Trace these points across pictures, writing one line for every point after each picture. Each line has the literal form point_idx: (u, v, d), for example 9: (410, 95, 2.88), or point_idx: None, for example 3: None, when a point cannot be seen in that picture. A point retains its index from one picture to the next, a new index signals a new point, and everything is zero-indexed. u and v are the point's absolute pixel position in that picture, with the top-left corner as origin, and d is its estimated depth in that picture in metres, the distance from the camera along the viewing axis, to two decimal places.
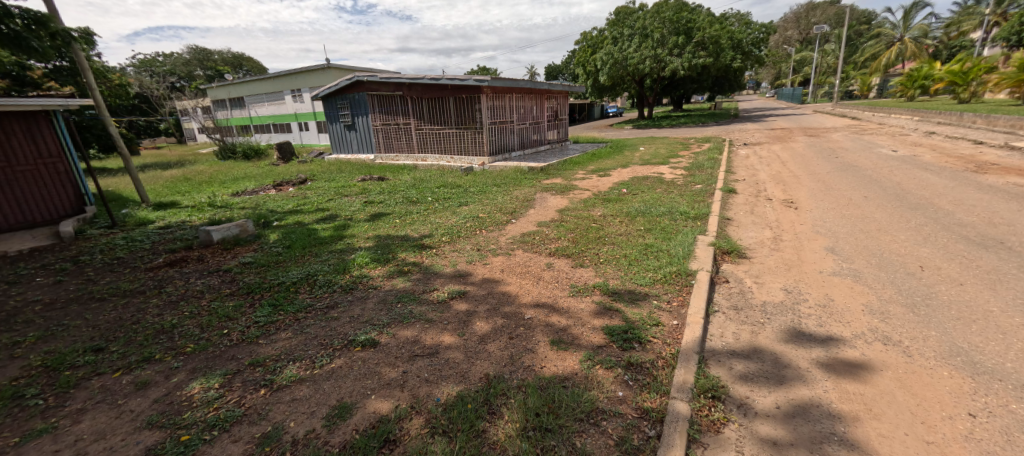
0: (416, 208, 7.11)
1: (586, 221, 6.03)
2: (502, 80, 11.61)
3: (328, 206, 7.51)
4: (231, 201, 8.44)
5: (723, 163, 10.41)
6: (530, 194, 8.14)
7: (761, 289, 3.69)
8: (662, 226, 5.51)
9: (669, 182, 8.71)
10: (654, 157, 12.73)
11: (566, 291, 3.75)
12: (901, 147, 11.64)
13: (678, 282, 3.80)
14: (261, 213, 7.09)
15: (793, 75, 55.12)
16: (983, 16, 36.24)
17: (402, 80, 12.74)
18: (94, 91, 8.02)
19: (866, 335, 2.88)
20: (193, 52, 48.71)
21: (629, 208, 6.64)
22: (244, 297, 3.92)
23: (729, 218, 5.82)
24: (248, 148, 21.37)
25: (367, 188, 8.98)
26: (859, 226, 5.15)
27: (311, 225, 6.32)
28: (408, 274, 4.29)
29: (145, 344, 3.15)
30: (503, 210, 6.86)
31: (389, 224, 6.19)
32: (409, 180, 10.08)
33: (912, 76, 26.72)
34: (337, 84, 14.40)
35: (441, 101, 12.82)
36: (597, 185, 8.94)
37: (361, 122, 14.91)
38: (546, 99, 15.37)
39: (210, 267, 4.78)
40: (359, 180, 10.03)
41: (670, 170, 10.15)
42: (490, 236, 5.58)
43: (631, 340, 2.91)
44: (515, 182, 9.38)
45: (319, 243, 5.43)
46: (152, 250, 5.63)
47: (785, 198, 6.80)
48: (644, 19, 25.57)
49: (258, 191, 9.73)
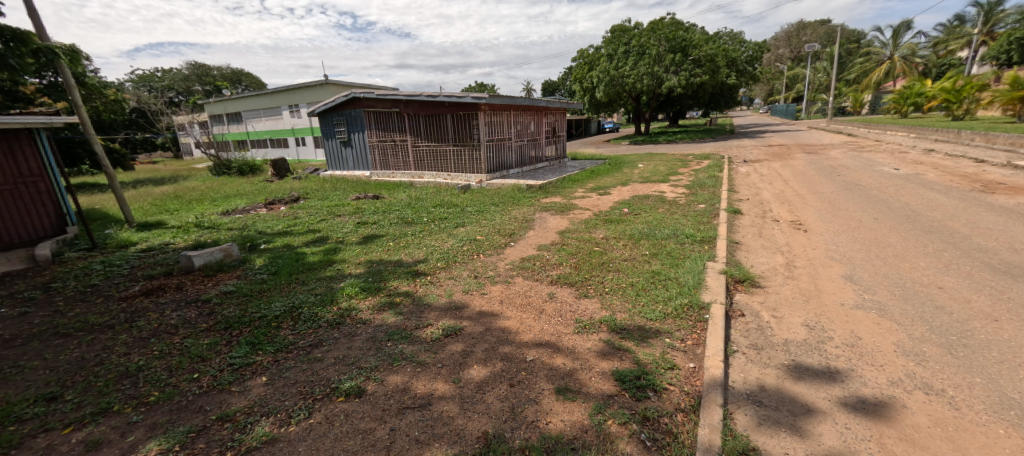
0: (411, 230, 6.87)
1: (588, 244, 5.79)
2: (501, 97, 11.55)
3: (320, 227, 7.26)
4: (220, 221, 8.15)
5: (724, 181, 10.26)
6: (529, 215, 7.91)
7: (781, 325, 3.43)
8: (668, 251, 5.26)
9: (671, 201, 8.50)
10: (654, 174, 12.59)
11: (570, 326, 3.48)
12: (902, 164, 11.53)
13: (691, 316, 3.53)
14: (249, 235, 6.82)
15: (786, 92, 56.03)
16: (970, 35, 37.01)
17: (399, 97, 12.63)
18: (80, 108, 7.71)
19: (904, 382, 2.62)
20: (192, 68, 49.17)
21: (632, 229, 6.40)
22: (221, 334, 3.62)
23: (737, 241, 5.58)
24: (243, 164, 21.16)
25: (361, 207, 8.73)
26: (875, 251, 4.92)
27: (301, 248, 6.04)
28: (400, 306, 4.00)
29: (104, 391, 2.85)
30: (502, 231, 6.61)
31: (381, 248, 5.93)
32: (404, 198, 9.86)
33: (906, 94, 27.01)
34: (333, 101, 14.30)
35: (438, 118, 12.67)
36: (598, 205, 8.73)
37: (358, 139, 14.73)
38: (545, 116, 15.28)
39: (187, 297, 4.48)
40: (353, 199, 9.78)
41: (671, 188, 9.97)
42: (488, 261, 5.31)
43: (644, 388, 2.63)
44: (514, 201, 9.16)
45: (308, 269, 5.14)
46: (130, 277, 5.33)
47: (793, 220, 6.59)
48: (639, 37, 25.94)
49: (248, 210, 9.46)
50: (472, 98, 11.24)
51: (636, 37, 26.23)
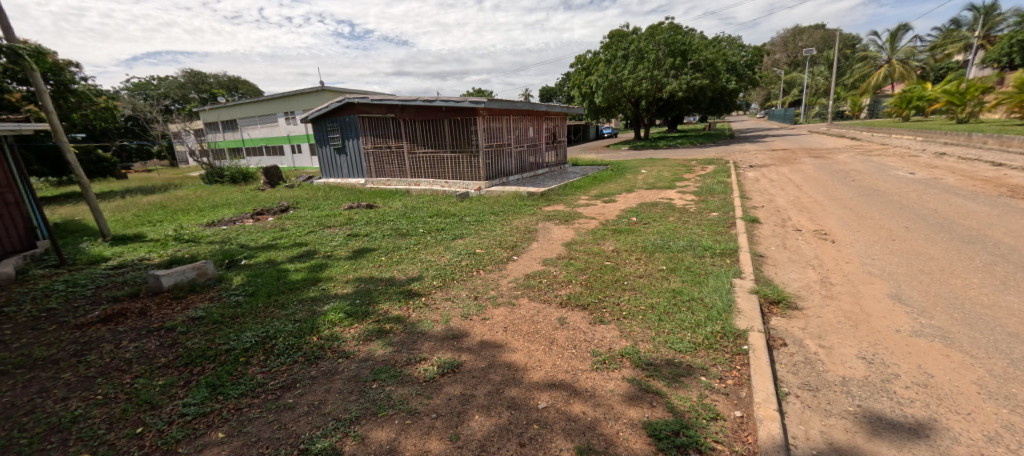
0: (405, 242, 6.38)
1: (598, 258, 5.30)
2: (499, 101, 11.11)
3: (307, 239, 6.77)
4: (201, 234, 7.64)
5: (735, 186, 9.83)
6: (531, 224, 7.44)
7: (832, 357, 2.94)
8: (688, 265, 4.78)
9: (681, 209, 8.03)
10: (659, 180, 12.18)
11: (586, 360, 2.99)
12: (916, 168, 11.12)
13: (727, 348, 3.04)
14: (230, 249, 6.31)
15: (783, 97, 56.14)
16: (968, 38, 37.01)
17: (394, 102, 12.23)
18: (51, 114, 7.17)
19: (1005, 438, 2.14)
20: (188, 76, 49.09)
21: (644, 241, 5.93)
22: (180, 372, 3.11)
23: (761, 253, 5.10)
24: (235, 172, 20.66)
25: (354, 217, 8.24)
26: (918, 265, 4.44)
27: (284, 264, 5.52)
28: (389, 335, 3.49)
29: (25, 453, 2.35)
30: (503, 244, 6.13)
31: (373, 263, 5.44)
32: (399, 207, 9.40)
33: (907, 97, 26.75)
34: (327, 106, 13.87)
35: (435, 124, 12.22)
36: (603, 213, 8.26)
37: (352, 145, 14.27)
38: (545, 121, 14.85)
39: (150, 324, 3.96)
40: (345, 208, 9.28)
41: (679, 195, 9.53)
42: (489, 279, 4.81)
43: (686, 447, 2.14)
44: (515, 210, 8.68)
45: (288, 289, 4.61)
46: (93, 299, 4.82)
47: (815, 228, 6.13)
48: (638, 42, 25.82)
49: (234, 221, 8.95)
50: (469, 102, 10.81)
51: (634, 41, 26.04)
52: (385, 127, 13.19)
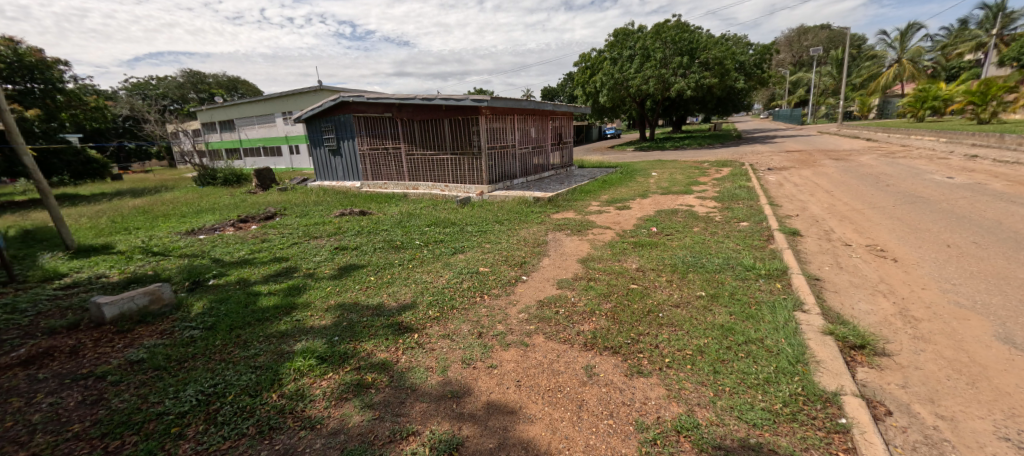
0: (399, 257, 5.64)
1: (622, 279, 4.55)
2: (504, 99, 10.35)
3: (290, 252, 6.03)
4: (175, 245, 6.90)
5: (759, 192, 9.08)
6: (539, 235, 6.69)
7: (962, 437, 2.20)
8: (733, 292, 4.02)
9: (705, 218, 7.29)
10: (673, 184, 11.44)
11: (630, 438, 2.25)
12: (952, 172, 10.35)
13: (817, 422, 2.30)
14: (200, 266, 5.57)
15: (789, 97, 55.30)
16: (980, 37, 36.19)
17: (391, 100, 11.48)
18: (3, 111, 6.39)
19: None
20: (187, 75, 48.47)
21: (672, 257, 5.18)
22: (92, 450, 2.36)
23: (815, 275, 4.35)
24: (229, 173, 19.92)
25: (344, 226, 7.51)
26: (1014, 295, 3.69)
27: (257, 285, 4.77)
28: (370, 391, 2.74)
29: None
30: (509, 260, 5.38)
31: (360, 285, 4.68)
32: (395, 214, 8.66)
33: (922, 97, 25.95)
34: (321, 105, 13.13)
35: (434, 123, 11.48)
36: (619, 221, 7.51)
37: (347, 146, 13.53)
38: (550, 120, 14.10)
39: (78, 369, 3.20)
40: (337, 215, 8.53)
41: (699, 201, 8.77)
42: (495, 307, 4.06)
43: None
44: (521, 217, 7.94)
45: (255, 321, 3.85)
46: (26, 329, 4.05)
47: (867, 243, 5.37)
48: (644, 40, 25.06)
49: (214, 230, 8.20)
50: (471, 100, 10.05)
51: (640, 39, 25.26)
52: (382, 127, 12.45)
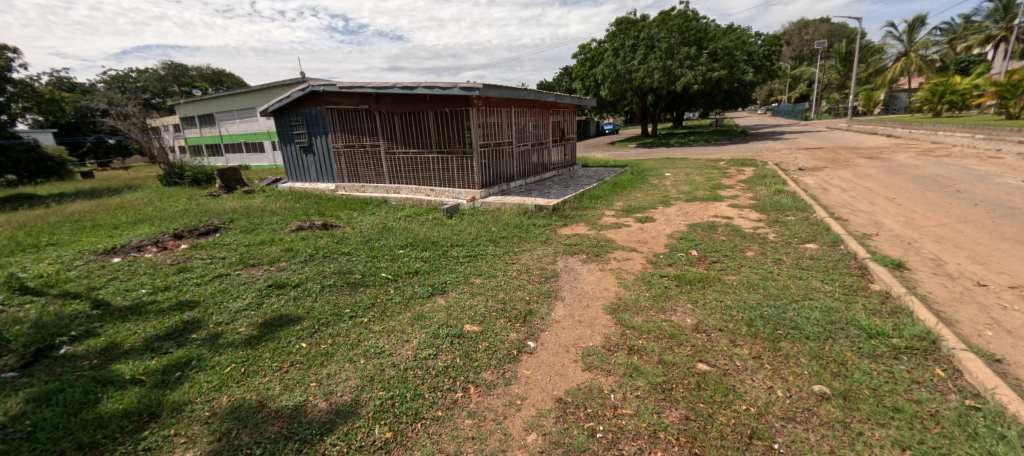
0: (353, 302, 4.01)
1: (682, 353, 2.98)
2: (499, 88, 8.71)
3: (206, 292, 4.38)
4: (66, 275, 5.21)
5: (806, 199, 7.56)
6: (546, 262, 5.09)
7: None
8: (879, 392, 2.47)
9: (756, 237, 5.74)
10: (694, 187, 9.90)
11: None
12: (1021, 174, 8.89)
13: None
14: (67, 317, 3.90)
15: (790, 92, 54.01)
16: (989, 29, 34.81)
17: (367, 90, 9.79)
18: None
19: None
20: (168, 68, 46.40)
21: (743, 308, 3.60)
22: None
23: (986, 350, 2.81)
24: (197, 172, 18.14)
25: (296, 247, 5.88)
26: None
27: (124, 359, 3.14)
28: None
29: None
30: (508, 310, 3.77)
31: (280, 360, 3.06)
32: (365, 227, 7.03)
33: (939, 91, 24.60)
34: (288, 96, 11.39)
35: (417, 116, 9.80)
36: (645, 240, 5.95)
37: (319, 143, 11.80)
38: (552, 114, 12.45)
39: None
40: (293, 230, 6.88)
41: (736, 211, 7.22)
42: (488, 414, 2.47)
43: None
44: (522, 234, 6.35)
45: (76, 452, 2.27)
46: None
47: (1011, 283, 3.83)
48: (648, 29, 23.50)
49: (137, 251, 6.52)
50: (460, 88, 8.39)
51: (644, 29, 23.71)
52: (358, 121, 10.73)
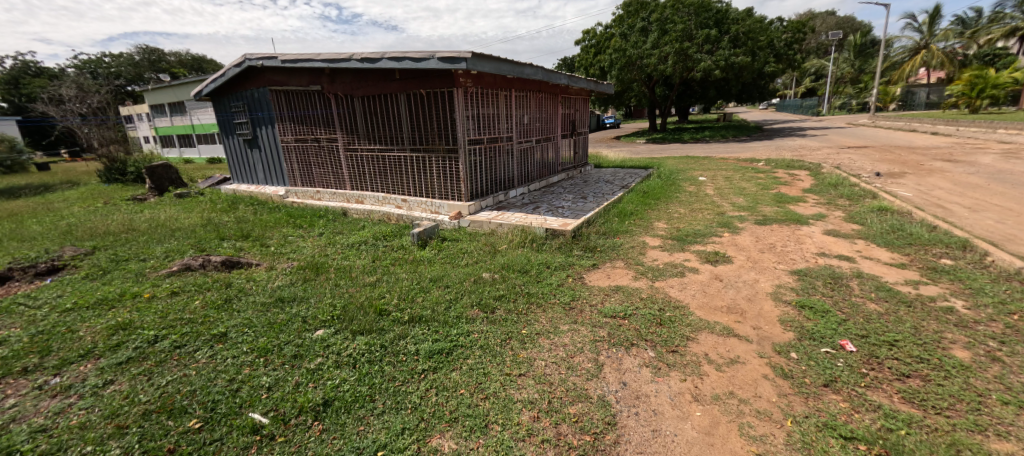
0: None
1: None
2: (494, 61, 6.25)
3: None
4: None
5: (941, 225, 5.19)
6: (584, 371, 2.66)
7: None
8: None
9: (936, 305, 3.36)
10: (752, 199, 7.53)
11: None
12: None
13: None
14: None
15: (799, 86, 51.72)
16: (1013, 21, 32.44)
17: (316, 64, 7.22)
18: None
19: None
20: (142, 53, 43.26)
21: None
22: None
23: None
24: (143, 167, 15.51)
25: (141, 318, 3.37)
26: None
27: None
28: None
29: None
30: None
31: None
32: (287, 267, 4.55)
33: (979, 84, 22.21)
34: (223, 73, 8.78)
35: (383, 100, 7.26)
36: (743, 306, 3.55)
37: (265, 135, 9.24)
38: (562, 102, 9.93)
39: None
40: (171, 272, 4.39)
41: (848, 245, 4.86)
42: None
43: None
44: (533, 287, 3.91)
45: None
46: None
47: None
48: (662, 9, 20.97)
49: None
50: (438, 60, 5.91)
51: (657, 10, 21.17)
52: (310, 106, 8.16)
